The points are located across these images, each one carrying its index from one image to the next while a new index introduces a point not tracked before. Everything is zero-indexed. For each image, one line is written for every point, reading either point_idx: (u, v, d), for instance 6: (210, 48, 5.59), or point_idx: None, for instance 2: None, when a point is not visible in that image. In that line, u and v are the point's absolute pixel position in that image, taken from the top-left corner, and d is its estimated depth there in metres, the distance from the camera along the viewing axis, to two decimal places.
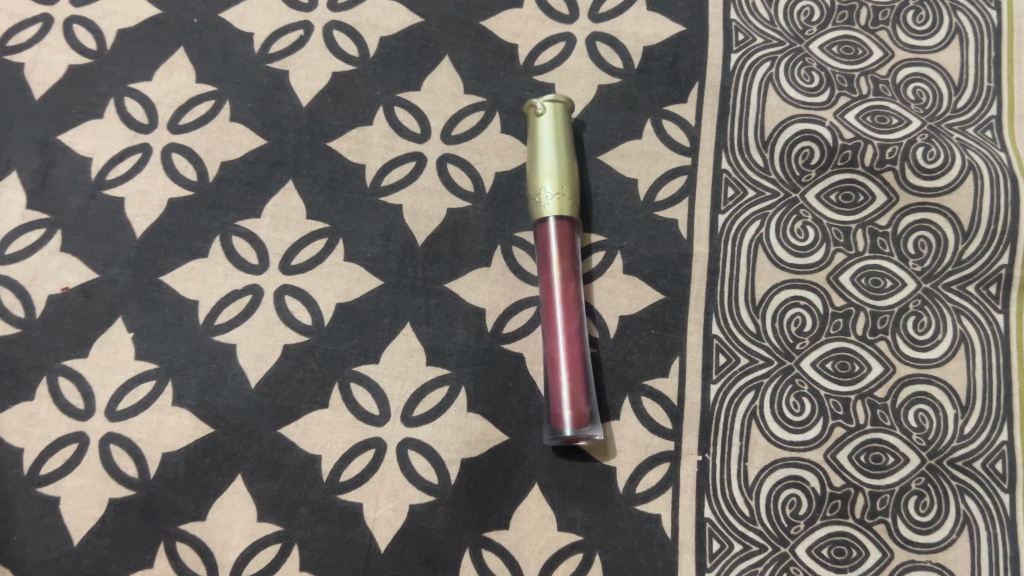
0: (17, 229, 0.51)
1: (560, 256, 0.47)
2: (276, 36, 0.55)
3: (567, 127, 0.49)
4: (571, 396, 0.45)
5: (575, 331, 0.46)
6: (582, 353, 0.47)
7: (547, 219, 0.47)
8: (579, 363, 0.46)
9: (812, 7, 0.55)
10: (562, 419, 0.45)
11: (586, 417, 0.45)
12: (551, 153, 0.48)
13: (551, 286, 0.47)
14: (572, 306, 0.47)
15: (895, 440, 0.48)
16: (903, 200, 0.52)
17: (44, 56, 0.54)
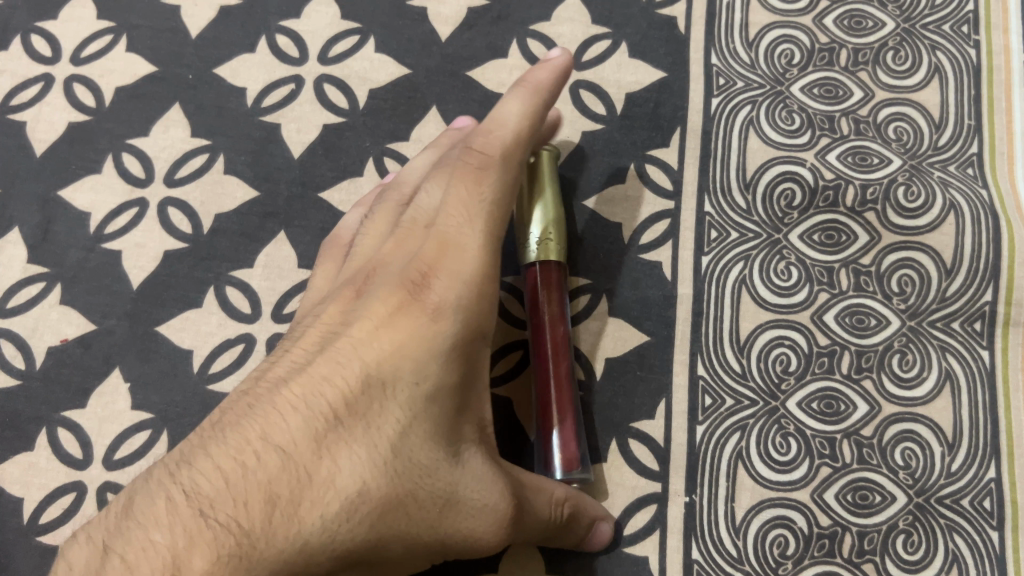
0: (18, 283, 0.53)
1: (548, 299, 0.48)
2: (268, 90, 0.57)
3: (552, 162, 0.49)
4: (559, 441, 0.46)
5: (564, 374, 0.47)
6: (573, 395, 0.47)
7: (532, 264, 0.48)
8: (569, 406, 0.47)
9: (792, 50, 0.56)
10: (552, 463, 0.46)
11: (575, 460, 0.46)
12: (535, 196, 0.48)
13: (540, 332, 0.48)
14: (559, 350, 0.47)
15: (882, 478, 0.49)
16: (885, 239, 0.52)
17: (45, 114, 0.57)
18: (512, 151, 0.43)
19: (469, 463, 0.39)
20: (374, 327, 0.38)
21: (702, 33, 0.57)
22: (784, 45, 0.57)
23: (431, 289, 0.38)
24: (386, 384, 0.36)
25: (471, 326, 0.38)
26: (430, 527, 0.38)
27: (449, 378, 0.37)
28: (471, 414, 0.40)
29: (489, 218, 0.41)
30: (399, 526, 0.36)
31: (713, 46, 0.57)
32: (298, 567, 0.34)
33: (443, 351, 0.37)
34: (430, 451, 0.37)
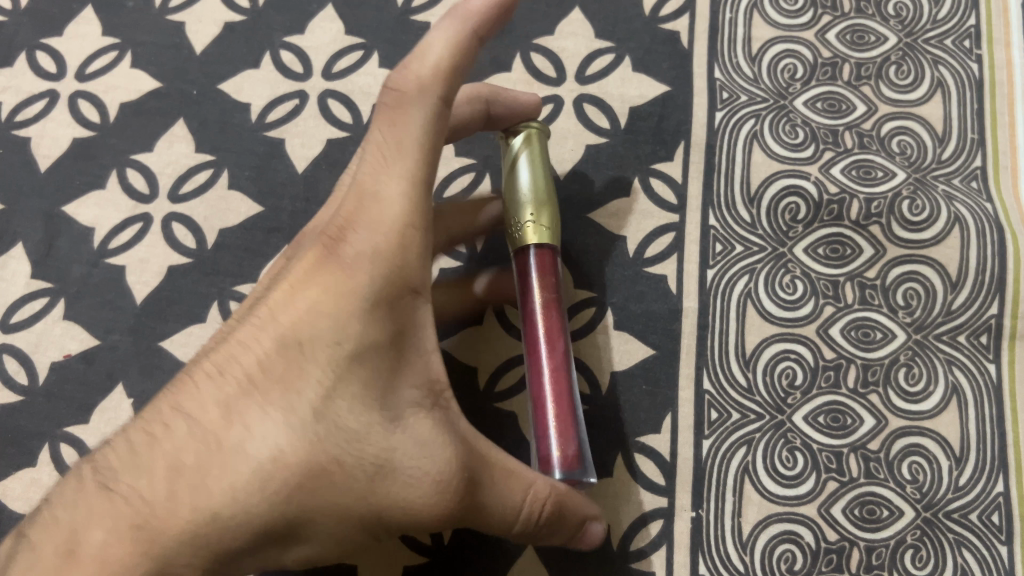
0: (22, 298, 0.53)
1: (541, 286, 0.45)
2: (272, 105, 0.57)
3: (546, 152, 0.48)
4: (556, 436, 0.43)
5: (560, 366, 0.44)
6: (570, 389, 0.44)
7: (525, 247, 0.46)
8: (566, 400, 0.44)
9: (795, 65, 0.57)
10: (549, 461, 0.43)
11: (574, 458, 0.42)
12: (527, 178, 0.46)
13: (533, 321, 0.45)
14: (552, 338, 0.45)
15: (889, 493, 0.48)
16: (890, 252, 0.52)
17: (49, 130, 0.57)
18: (429, 91, 0.38)
19: (409, 432, 0.37)
20: (293, 287, 0.37)
21: (706, 48, 0.57)
22: (787, 59, 0.57)
23: (346, 243, 0.37)
24: (305, 345, 0.36)
25: (395, 283, 0.36)
26: (359, 497, 0.36)
27: (374, 337, 0.36)
28: (411, 377, 0.37)
29: (407, 169, 0.37)
30: (320, 497, 0.35)
31: (716, 61, 0.57)
32: (207, 539, 0.34)
33: (362, 311, 0.36)
34: (355, 416, 0.36)
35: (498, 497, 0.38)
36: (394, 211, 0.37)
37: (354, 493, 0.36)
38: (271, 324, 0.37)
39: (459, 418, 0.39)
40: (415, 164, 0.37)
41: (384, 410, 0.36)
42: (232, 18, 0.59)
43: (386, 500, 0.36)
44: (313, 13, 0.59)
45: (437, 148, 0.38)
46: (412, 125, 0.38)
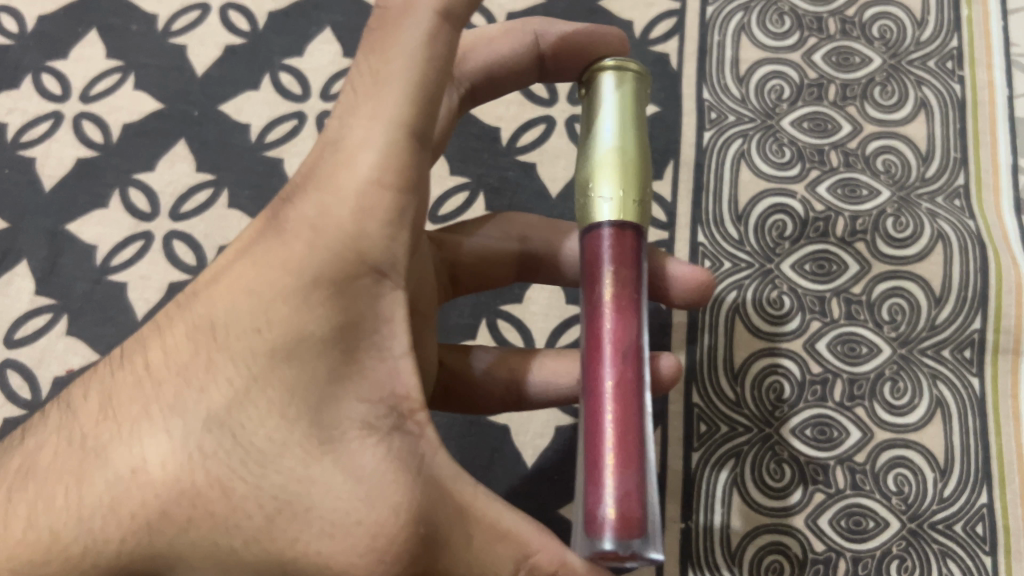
0: (25, 314, 0.54)
1: (615, 278, 0.36)
2: (271, 125, 0.58)
3: (637, 106, 0.39)
4: (616, 493, 0.32)
5: (629, 385, 0.34)
6: (640, 421, 0.34)
7: (600, 227, 0.37)
8: (632, 436, 0.33)
9: (782, 86, 0.58)
10: (599, 517, 0.32)
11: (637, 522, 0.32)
12: (610, 140, 0.37)
13: (599, 320, 0.36)
14: (635, 365, 0.35)
15: (876, 504, 0.49)
16: (875, 269, 0.53)
17: (54, 150, 0.58)
18: (416, 14, 0.33)
19: (342, 458, 0.31)
20: (235, 265, 0.33)
21: (694, 70, 0.59)
22: (774, 80, 0.58)
23: (292, 211, 0.33)
24: (228, 334, 0.32)
25: (339, 260, 0.32)
26: (252, 537, 0.30)
27: (306, 326, 0.31)
28: (362, 388, 0.32)
29: (386, 106, 0.32)
30: (207, 528, 0.30)
31: (704, 82, 0.58)
32: (55, 554, 0.30)
33: (297, 292, 0.32)
34: (266, 428, 0.31)
35: (466, 563, 0.31)
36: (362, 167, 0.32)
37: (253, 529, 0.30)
38: (207, 302, 0.33)
39: (434, 458, 0.32)
40: (385, 108, 0.32)
41: (310, 420, 0.31)
42: (232, 42, 0.61)
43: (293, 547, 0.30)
44: (312, 36, 0.61)
45: (427, 92, 0.33)
46: (393, 55, 0.32)
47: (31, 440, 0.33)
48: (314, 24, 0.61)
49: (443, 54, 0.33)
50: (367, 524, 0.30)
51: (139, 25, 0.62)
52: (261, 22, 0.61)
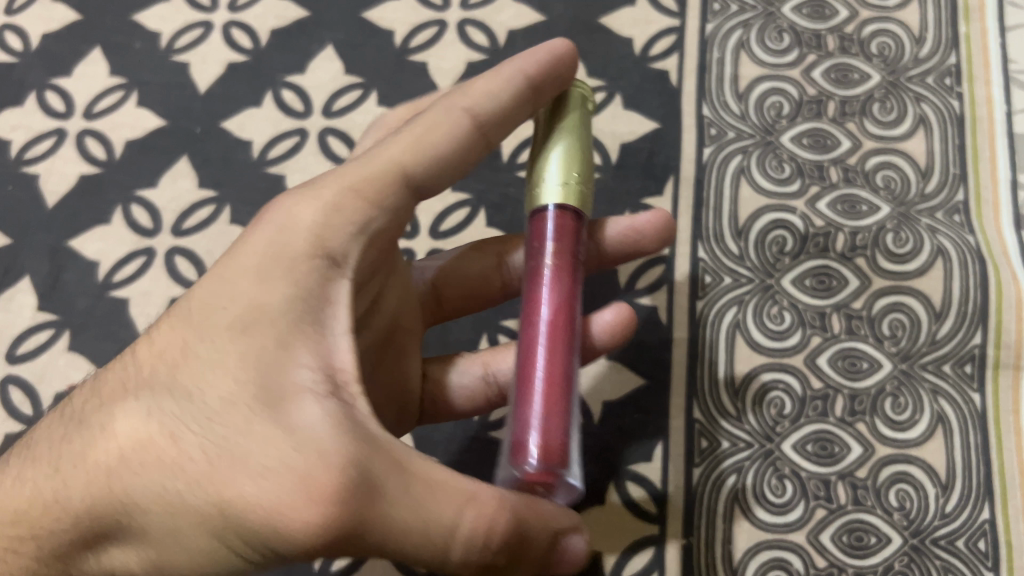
0: (27, 330, 0.54)
1: (557, 249, 0.40)
2: (273, 142, 0.58)
3: (586, 117, 0.43)
4: (537, 428, 0.36)
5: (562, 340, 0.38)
6: (566, 371, 0.38)
7: (543, 207, 0.40)
8: (557, 382, 0.37)
9: (781, 102, 0.58)
10: (523, 450, 0.36)
11: (557, 454, 0.36)
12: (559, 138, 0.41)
13: (538, 284, 0.39)
14: (568, 320, 0.39)
15: (877, 520, 0.49)
16: (875, 284, 0.53)
17: (57, 166, 0.58)
18: (458, 113, 0.42)
19: (282, 414, 0.33)
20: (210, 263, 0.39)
21: (694, 86, 0.59)
22: (773, 97, 0.58)
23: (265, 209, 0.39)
24: (195, 310, 0.36)
25: (298, 241, 0.37)
26: (192, 479, 0.32)
27: (263, 297, 0.35)
28: (307, 356, 0.34)
29: (407, 159, 0.40)
30: (144, 474, 0.32)
31: (704, 98, 0.59)
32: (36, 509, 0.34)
33: (260, 270, 0.36)
34: (219, 388, 0.34)
35: (399, 507, 0.32)
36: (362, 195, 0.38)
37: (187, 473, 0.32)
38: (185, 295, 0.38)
39: (367, 422, 0.34)
40: (410, 162, 0.40)
41: (254, 380, 0.33)
42: (235, 59, 0.61)
43: (219, 491, 0.32)
44: (314, 54, 0.61)
45: (423, 139, 0.41)
46: (425, 137, 0.40)
47: (34, 432, 0.37)
48: (316, 42, 0.62)
49: (461, 135, 0.42)
50: (289, 474, 0.31)
51: (143, 43, 0.62)
52: (264, 39, 0.62)
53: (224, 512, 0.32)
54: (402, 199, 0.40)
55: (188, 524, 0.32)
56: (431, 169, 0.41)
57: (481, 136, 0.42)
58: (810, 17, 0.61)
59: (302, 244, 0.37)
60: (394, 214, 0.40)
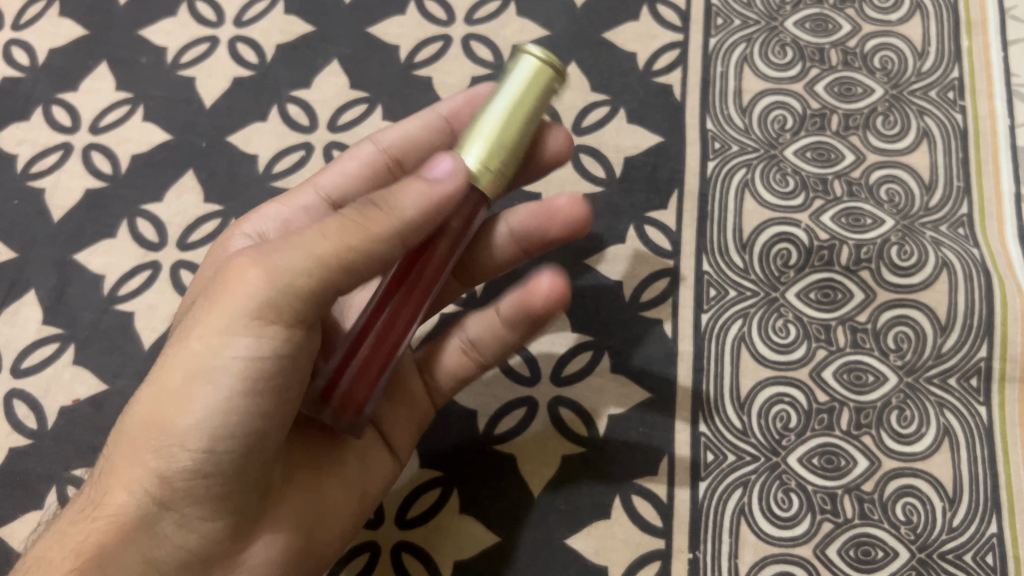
0: (33, 344, 0.54)
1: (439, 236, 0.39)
2: (279, 156, 0.59)
3: (541, 92, 0.38)
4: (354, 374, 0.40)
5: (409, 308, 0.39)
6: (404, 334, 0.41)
7: None
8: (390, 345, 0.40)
9: (785, 116, 0.58)
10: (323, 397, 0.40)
11: (353, 406, 0.40)
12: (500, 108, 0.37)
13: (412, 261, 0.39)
14: (425, 281, 0.39)
15: (884, 533, 0.48)
16: (880, 297, 0.54)
17: (63, 181, 0.59)
18: (364, 143, 0.50)
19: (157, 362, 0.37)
20: None
21: (698, 101, 0.59)
22: (777, 110, 0.59)
23: None
24: None
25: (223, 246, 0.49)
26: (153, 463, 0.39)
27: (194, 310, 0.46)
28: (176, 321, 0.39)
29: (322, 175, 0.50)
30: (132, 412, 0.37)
31: (708, 113, 0.59)
32: None
33: None
34: None
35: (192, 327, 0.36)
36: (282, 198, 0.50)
37: (145, 391, 0.36)
38: None
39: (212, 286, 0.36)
40: (323, 178, 0.50)
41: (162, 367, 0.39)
42: (241, 73, 0.62)
43: (164, 384, 0.36)
44: (319, 69, 0.62)
45: (348, 162, 0.50)
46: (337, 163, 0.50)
47: None
48: (322, 57, 0.62)
49: (365, 159, 0.50)
50: (201, 330, 0.35)
51: (149, 58, 0.62)
52: (269, 54, 0.62)
53: (169, 398, 0.35)
54: (310, 201, 0.49)
55: (165, 433, 0.35)
56: (343, 186, 0.50)
57: (386, 160, 0.50)
58: (813, 31, 0.61)
59: (234, 230, 0.49)
60: (303, 210, 0.49)
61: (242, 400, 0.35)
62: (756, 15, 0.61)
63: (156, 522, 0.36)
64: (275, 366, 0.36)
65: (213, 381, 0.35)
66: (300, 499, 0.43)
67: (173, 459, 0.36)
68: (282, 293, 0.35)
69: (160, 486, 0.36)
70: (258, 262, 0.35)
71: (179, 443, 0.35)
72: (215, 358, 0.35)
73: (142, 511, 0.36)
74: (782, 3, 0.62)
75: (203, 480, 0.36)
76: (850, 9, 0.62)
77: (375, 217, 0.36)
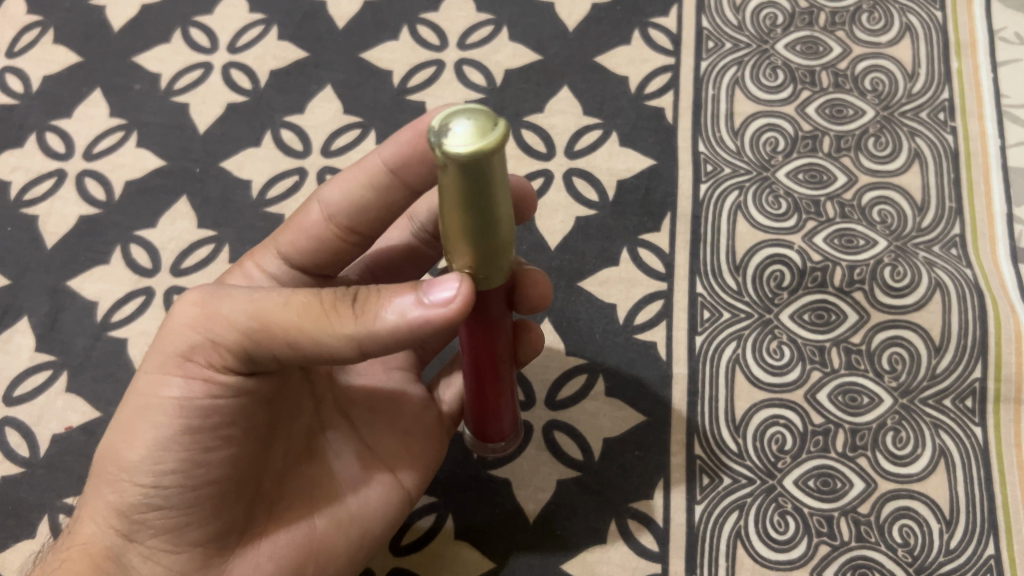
0: (25, 371, 0.54)
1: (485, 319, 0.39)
2: (272, 182, 0.59)
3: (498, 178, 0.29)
4: (494, 430, 0.48)
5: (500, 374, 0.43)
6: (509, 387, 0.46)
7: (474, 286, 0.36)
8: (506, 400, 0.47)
9: (777, 138, 0.59)
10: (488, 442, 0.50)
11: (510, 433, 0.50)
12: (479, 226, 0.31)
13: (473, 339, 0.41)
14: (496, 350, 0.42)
15: (881, 556, 0.48)
16: (875, 318, 0.54)
17: (57, 208, 0.59)
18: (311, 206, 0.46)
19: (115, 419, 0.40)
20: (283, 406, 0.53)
21: (690, 123, 0.60)
22: (769, 132, 0.59)
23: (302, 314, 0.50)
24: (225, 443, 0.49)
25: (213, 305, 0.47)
26: None
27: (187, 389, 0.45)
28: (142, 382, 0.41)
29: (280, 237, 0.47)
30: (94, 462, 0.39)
31: (700, 135, 0.59)
32: None
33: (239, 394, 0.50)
34: None
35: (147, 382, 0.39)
36: (252, 257, 0.47)
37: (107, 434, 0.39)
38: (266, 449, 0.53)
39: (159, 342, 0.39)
40: (284, 239, 0.47)
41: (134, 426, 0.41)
42: (234, 99, 0.62)
43: (121, 421, 0.38)
44: (312, 94, 0.62)
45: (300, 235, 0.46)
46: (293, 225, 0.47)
47: None
48: (315, 82, 0.62)
49: (315, 227, 0.46)
50: (147, 374, 0.38)
51: (143, 85, 0.63)
52: (263, 80, 0.63)
53: (125, 436, 0.38)
54: (271, 268, 0.47)
55: (122, 469, 0.38)
56: (301, 256, 0.47)
57: (334, 227, 0.46)
58: (803, 54, 0.61)
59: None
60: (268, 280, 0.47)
61: (190, 439, 0.37)
62: (747, 38, 0.62)
63: (121, 554, 0.38)
64: (222, 408, 0.38)
65: (167, 416, 0.37)
66: (291, 536, 0.42)
67: (122, 490, 0.38)
68: (229, 342, 0.37)
69: (120, 518, 0.38)
70: (200, 308, 0.37)
71: (131, 477, 0.37)
72: (166, 396, 0.37)
73: (109, 543, 0.38)
74: (773, 26, 0.62)
75: (165, 513, 0.38)
76: (841, 31, 0.62)
77: (343, 309, 0.35)
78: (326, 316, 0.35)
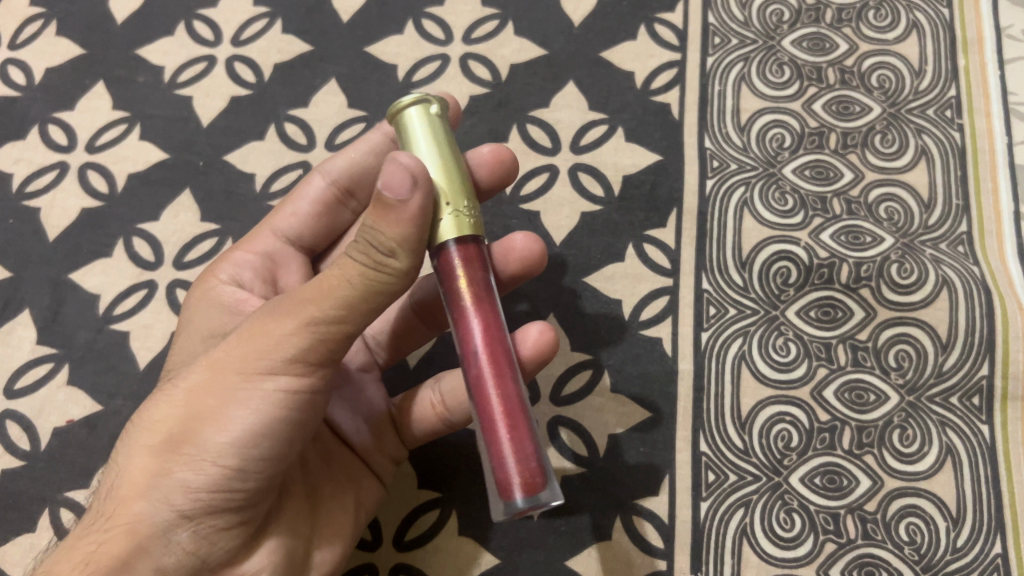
0: (26, 364, 0.54)
1: (481, 313, 0.36)
2: (276, 176, 0.58)
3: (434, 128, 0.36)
4: (511, 460, 0.34)
5: (511, 385, 0.35)
6: (520, 401, 0.35)
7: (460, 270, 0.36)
8: (518, 418, 0.35)
9: (783, 134, 0.58)
10: (507, 484, 0.34)
11: (537, 473, 0.34)
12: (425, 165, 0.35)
13: (470, 345, 0.36)
14: (503, 349, 0.36)
15: (888, 554, 0.48)
16: (881, 315, 0.53)
17: (59, 201, 0.58)
18: (313, 177, 0.49)
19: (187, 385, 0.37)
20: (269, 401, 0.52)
21: (697, 119, 0.59)
22: (775, 129, 0.59)
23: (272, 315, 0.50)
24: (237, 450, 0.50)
25: (204, 288, 0.47)
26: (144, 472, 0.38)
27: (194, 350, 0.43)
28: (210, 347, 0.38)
29: (277, 217, 0.49)
30: (156, 423, 0.37)
31: (706, 131, 0.59)
32: None
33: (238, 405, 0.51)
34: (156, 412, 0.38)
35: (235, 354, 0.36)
36: (241, 245, 0.48)
37: (171, 410, 0.37)
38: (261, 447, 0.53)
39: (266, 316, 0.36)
40: (279, 218, 0.49)
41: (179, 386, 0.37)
42: (238, 92, 0.62)
43: (193, 398, 0.36)
44: (317, 88, 0.61)
45: (304, 208, 0.49)
46: (290, 200, 0.49)
47: None
48: (320, 76, 0.62)
49: (316, 195, 0.49)
50: (244, 348, 0.36)
51: (146, 77, 0.62)
52: (267, 73, 0.62)
53: (198, 418, 0.36)
54: (271, 245, 0.49)
55: (199, 448, 0.35)
56: (300, 226, 0.49)
57: (338, 191, 0.49)
58: (810, 50, 0.61)
59: (206, 281, 0.47)
60: (264, 256, 0.48)
61: (272, 423, 0.36)
62: (754, 35, 0.62)
63: (174, 531, 0.36)
64: (303, 400, 0.37)
65: (243, 402, 0.35)
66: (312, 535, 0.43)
67: (194, 472, 0.35)
68: (309, 331, 0.35)
69: (184, 494, 0.36)
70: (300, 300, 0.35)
71: (209, 458, 0.35)
72: (246, 384, 0.36)
73: (163, 521, 0.35)
74: (780, 22, 0.62)
75: (226, 496, 0.36)
76: (848, 28, 0.62)
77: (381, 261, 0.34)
78: (376, 265, 0.34)
